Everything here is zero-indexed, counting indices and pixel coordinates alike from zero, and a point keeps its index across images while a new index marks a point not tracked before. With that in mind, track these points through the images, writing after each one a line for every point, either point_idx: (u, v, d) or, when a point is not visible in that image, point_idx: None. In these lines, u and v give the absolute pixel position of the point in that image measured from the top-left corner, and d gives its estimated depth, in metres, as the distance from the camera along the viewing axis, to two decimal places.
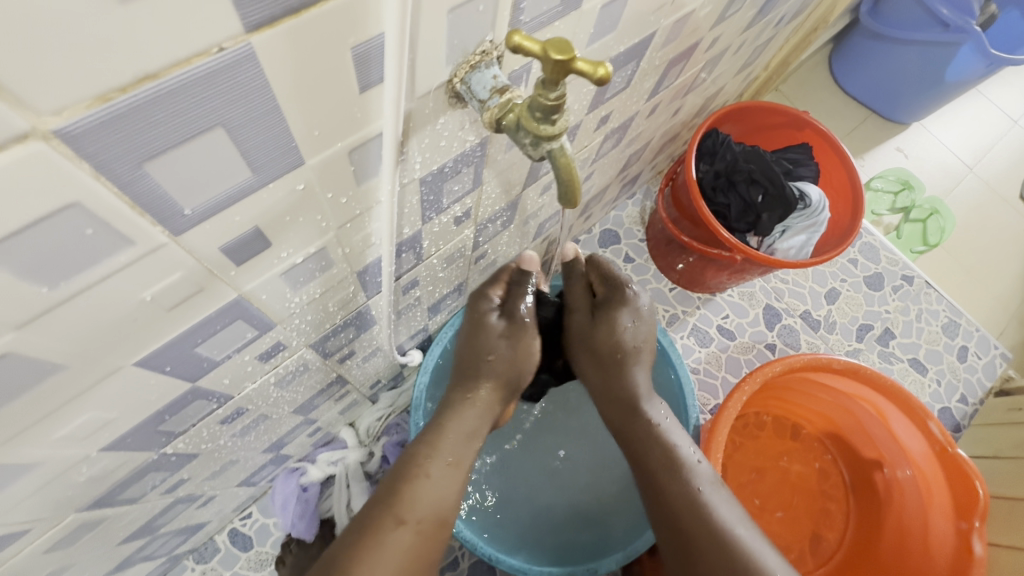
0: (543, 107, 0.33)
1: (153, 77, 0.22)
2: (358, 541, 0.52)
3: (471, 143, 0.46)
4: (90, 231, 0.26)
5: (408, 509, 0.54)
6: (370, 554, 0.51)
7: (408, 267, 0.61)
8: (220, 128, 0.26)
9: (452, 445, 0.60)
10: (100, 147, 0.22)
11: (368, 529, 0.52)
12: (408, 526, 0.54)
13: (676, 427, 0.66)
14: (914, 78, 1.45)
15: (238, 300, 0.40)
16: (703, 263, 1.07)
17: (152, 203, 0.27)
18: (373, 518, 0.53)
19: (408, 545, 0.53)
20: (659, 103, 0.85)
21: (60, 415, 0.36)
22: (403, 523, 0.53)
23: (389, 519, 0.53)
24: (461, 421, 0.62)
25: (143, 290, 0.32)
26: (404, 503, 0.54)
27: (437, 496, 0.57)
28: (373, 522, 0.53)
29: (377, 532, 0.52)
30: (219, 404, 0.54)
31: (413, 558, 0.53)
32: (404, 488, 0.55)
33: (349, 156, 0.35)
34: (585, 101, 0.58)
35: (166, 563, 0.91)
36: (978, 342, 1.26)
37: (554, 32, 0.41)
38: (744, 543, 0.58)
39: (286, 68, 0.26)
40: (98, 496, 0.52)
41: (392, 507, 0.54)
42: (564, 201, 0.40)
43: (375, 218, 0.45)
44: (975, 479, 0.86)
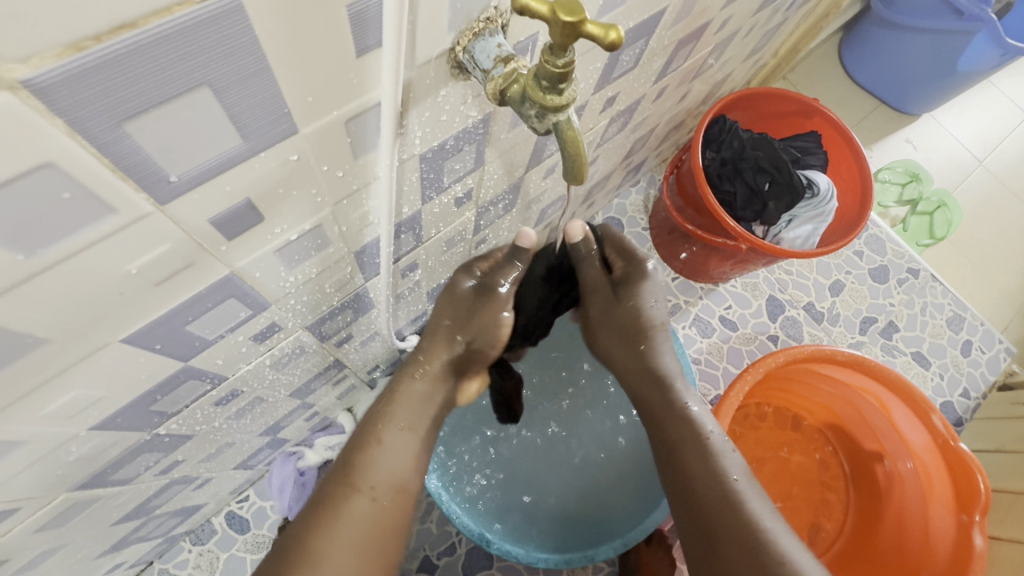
0: (550, 75, 0.31)
1: (131, 26, 0.20)
2: (313, 512, 0.52)
3: (474, 119, 0.45)
4: (67, 195, 0.24)
5: (362, 477, 0.54)
6: (325, 522, 0.51)
7: (407, 250, 0.60)
8: (206, 87, 0.25)
9: (407, 412, 0.60)
10: (76, 103, 0.21)
11: (321, 502, 0.53)
12: (364, 493, 0.54)
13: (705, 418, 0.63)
14: (926, 68, 1.42)
15: (230, 277, 0.39)
16: (707, 252, 1.06)
17: (135, 167, 0.25)
18: (327, 491, 0.53)
19: (366, 511, 0.53)
20: (667, 87, 0.82)
21: (46, 391, 0.35)
22: (357, 490, 0.53)
23: (342, 488, 0.53)
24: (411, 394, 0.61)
25: (129, 261, 0.30)
26: (357, 471, 0.55)
27: (392, 462, 0.56)
28: (328, 494, 0.53)
29: (331, 502, 0.52)
30: (213, 385, 0.53)
31: (375, 526, 0.53)
32: (357, 456, 0.56)
33: (345, 126, 0.33)
34: (591, 80, 0.57)
35: (162, 545, 0.91)
36: (983, 336, 1.25)
37: None
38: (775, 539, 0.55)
39: (278, 26, 0.24)
40: (90, 475, 0.51)
41: (347, 476, 0.54)
42: (570, 178, 0.38)
43: (373, 196, 0.43)
44: (976, 472, 0.85)
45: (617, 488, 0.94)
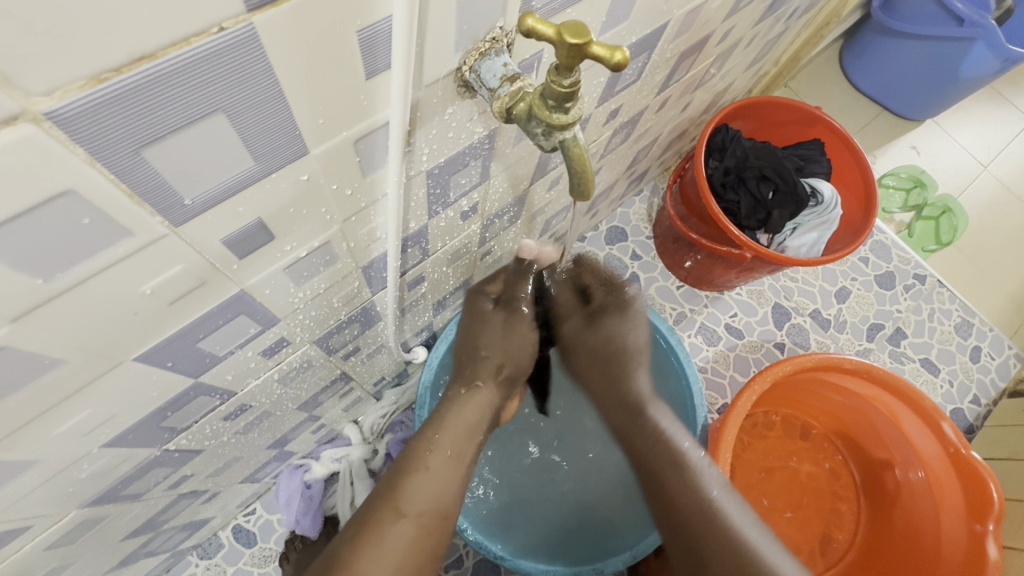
0: (556, 94, 0.32)
1: (151, 57, 0.21)
2: (357, 536, 0.49)
3: (480, 135, 0.45)
4: (86, 221, 0.25)
5: (407, 501, 0.52)
6: (368, 548, 0.48)
7: (414, 263, 0.60)
8: (221, 113, 0.25)
9: (452, 437, 0.59)
10: (97, 133, 0.22)
11: (366, 523, 0.50)
12: (408, 519, 0.51)
13: (682, 432, 0.66)
14: (928, 75, 1.42)
15: (240, 294, 0.39)
16: (711, 260, 1.06)
17: (151, 192, 0.26)
18: (373, 512, 0.51)
19: (409, 538, 0.51)
20: (669, 97, 0.83)
21: (61, 409, 0.36)
22: (402, 517, 0.51)
23: (388, 512, 0.51)
24: (461, 415, 0.61)
25: (143, 282, 0.31)
26: (404, 496, 0.52)
27: (438, 488, 0.55)
28: (372, 516, 0.51)
29: (375, 526, 0.50)
30: (222, 401, 0.53)
31: (414, 554, 0.50)
32: (403, 479, 0.54)
33: (354, 146, 0.34)
34: (595, 93, 0.57)
35: (169, 559, 0.91)
36: (992, 342, 1.24)
37: (566, 19, 0.40)
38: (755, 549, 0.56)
39: (292, 53, 0.25)
40: (100, 492, 0.51)
41: (391, 500, 0.52)
42: (576, 194, 0.39)
43: (381, 212, 0.44)
44: (989, 480, 0.84)
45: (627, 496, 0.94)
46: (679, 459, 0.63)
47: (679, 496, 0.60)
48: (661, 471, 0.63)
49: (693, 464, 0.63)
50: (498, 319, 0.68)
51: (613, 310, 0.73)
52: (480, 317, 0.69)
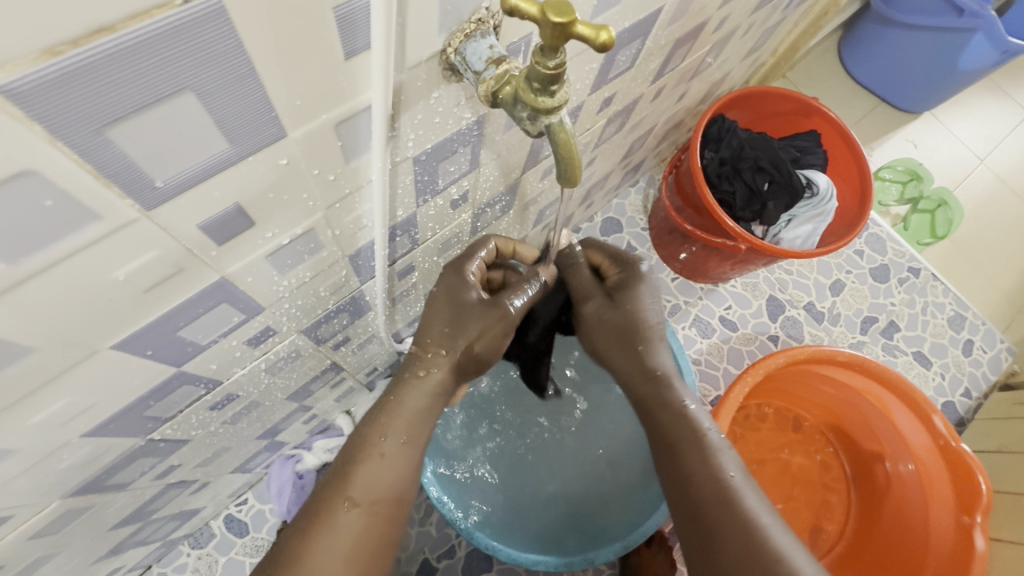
0: (541, 77, 0.31)
1: (110, 30, 0.20)
2: (308, 526, 0.49)
3: (468, 121, 0.44)
4: (50, 203, 0.24)
5: (359, 490, 0.51)
6: (318, 539, 0.48)
7: (403, 252, 0.59)
8: (190, 92, 0.24)
9: (407, 423, 0.56)
10: (57, 110, 0.21)
11: (317, 512, 0.50)
12: (360, 508, 0.51)
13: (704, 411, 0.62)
14: (926, 66, 1.41)
15: (221, 282, 0.38)
16: (706, 252, 1.05)
17: (119, 173, 0.25)
18: (324, 499, 0.51)
19: (360, 527, 0.50)
20: (664, 86, 0.82)
21: (36, 398, 0.35)
22: (353, 505, 0.51)
23: (338, 501, 0.50)
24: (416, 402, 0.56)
25: (116, 268, 0.30)
26: (354, 483, 0.51)
27: (393, 474, 0.53)
28: (324, 505, 0.50)
29: (327, 516, 0.50)
30: (208, 390, 0.52)
31: (368, 541, 0.50)
32: (355, 466, 0.52)
33: (335, 130, 0.33)
34: (587, 80, 0.56)
35: (160, 548, 0.91)
36: (985, 335, 1.24)
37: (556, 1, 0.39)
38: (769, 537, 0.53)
39: (264, 29, 0.24)
40: (84, 482, 0.51)
41: (342, 488, 0.51)
42: (564, 180, 0.38)
43: (367, 199, 0.43)
44: (978, 473, 0.85)
45: (620, 486, 0.94)
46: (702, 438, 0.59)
47: (681, 439, 0.59)
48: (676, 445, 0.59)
49: (714, 446, 0.59)
50: (480, 303, 0.59)
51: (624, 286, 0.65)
52: (456, 297, 0.59)
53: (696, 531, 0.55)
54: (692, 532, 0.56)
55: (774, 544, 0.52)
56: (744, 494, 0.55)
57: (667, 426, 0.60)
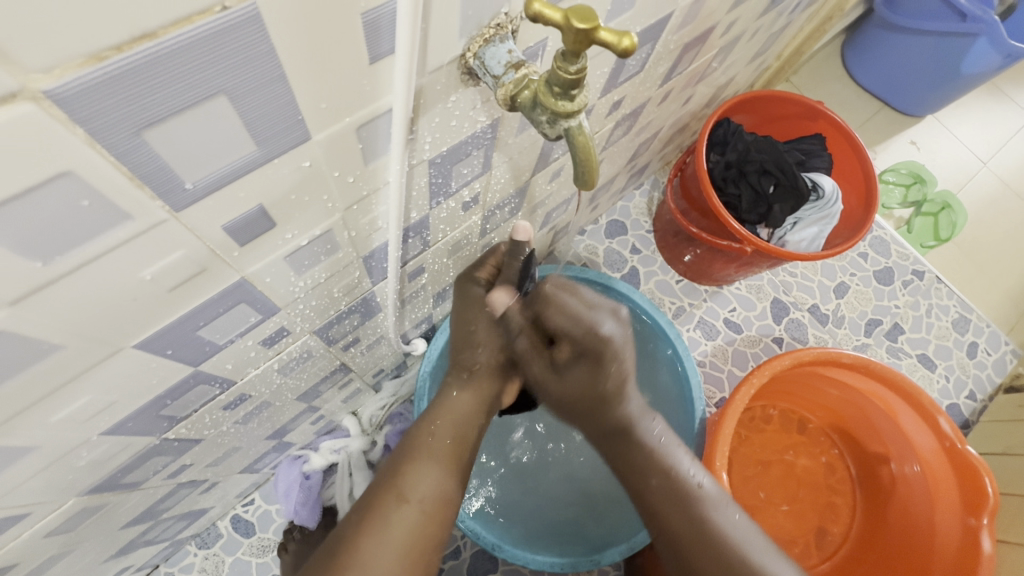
0: (562, 81, 0.32)
1: (152, 36, 0.20)
2: (363, 518, 0.50)
3: (483, 124, 0.45)
4: (85, 203, 0.24)
5: (411, 487, 0.52)
6: (372, 532, 0.48)
7: (414, 253, 0.60)
8: (223, 95, 0.25)
9: (452, 424, 0.58)
10: (97, 113, 0.21)
11: (370, 506, 0.50)
12: (411, 505, 0.51)
13: (674, 445, 0.63)
14: (930, 69, 1.42)
15: (241, 283, 0.39)
16: (711, 255, 1.06)
17: (152, 175, 0.26)
18: (377, 495, 0.51)
19: (413, 523, 0.51)
20: (672, 90, 0.82)
21: (60, 396, 0.36)
22: (406, 502, 0.51)
23: (391, 497, 0.51)
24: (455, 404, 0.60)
25: (143, 268, 0.30)
26: (407, 482, 0.52)
27: (442, 475, 0.54)
28: (377, 499, 0.51)
29: (378, 512, 0.50)
30: (222, 390, 0.53)
31: (420, 539, 0.50)
32: (408, 465, 0.54)
33: (356, 132, 0.34)
34: (598, 83, 0.57)
35: (168, 548, 0.91)
36: (989, 338, 1.25)
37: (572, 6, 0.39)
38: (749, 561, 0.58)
39: (296, 33, 0.25)
40: (99, 480, 0.51)
41: (394, 484, 0.52)
42: (580, 183, 0.38)
43: (383, 201, 0.43)
44: (984, 476, 0.85)
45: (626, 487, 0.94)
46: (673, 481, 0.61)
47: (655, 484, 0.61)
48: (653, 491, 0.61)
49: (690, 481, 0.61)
50: (492, 308, 0.64)
51: (588, 359, 0.60)
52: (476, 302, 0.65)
53: (682, 557, 0.61)
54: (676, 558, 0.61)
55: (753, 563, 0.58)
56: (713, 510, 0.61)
57: (640, 470, 0.62)
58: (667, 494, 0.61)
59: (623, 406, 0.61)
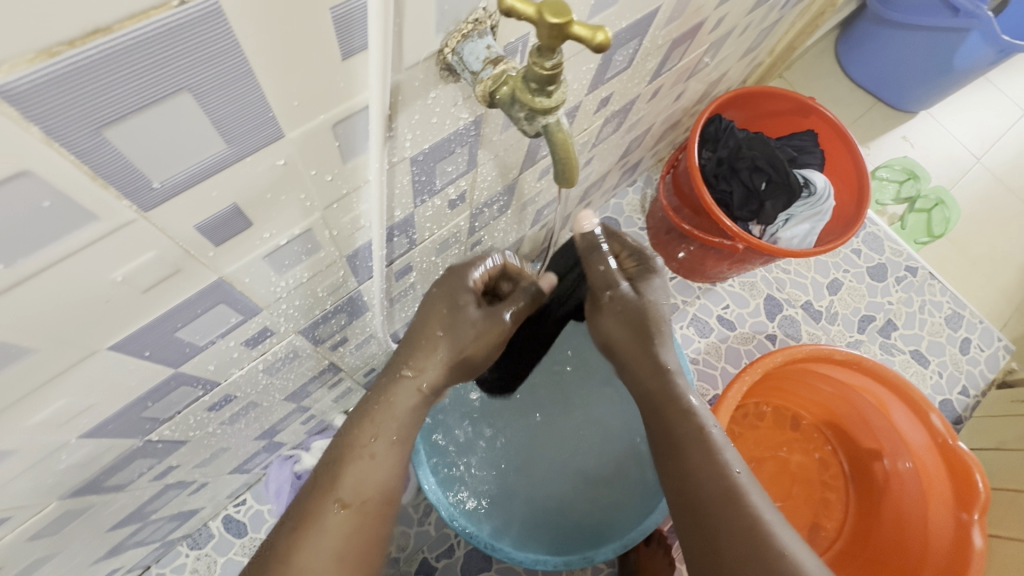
0: (539, 77, 0.31)
1: (105, 31, 0.20)
2: (296, 528, 0.50)
3: (465, 121, 0.44)
4: (47, 204, 0.24)
5: (347, 490, 0.51)
6: (303, 541, 0.49)
7: (401, 252, 0.60)
8: (187, 92, 0.24)
9: (400, 420, 0.56)
10: (53, 111, 0.21)
11: (304, 516, 0.50)
12: (349, 509, 0.51)
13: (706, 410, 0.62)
14: (922, 65, 1.42)
15: (219, 283, 0.38)
16: (704, 251, 1.05)
17: (116, 174, 0.25)
18: (312, 503, 0.51)
19: (349, 528, 0.50)
20: (662, 86, 0.82)
21: (35, 399, 0.35)
22: (341, 506, 0.51)
23: (327, 502, 0.50)
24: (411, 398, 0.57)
25: (113, 269, 0.30)
26: (342, 485, 0.51)
27: (383, 475, 0.53)
28: (311, 508, 0.50)
29: (313, 519, 0.50)
30: (206, 391, 0.52)
31: (357, 541, 0.50)
32: (342, 468, 0.52)
33: (333, 130, 0.33)
34: (585, 80, 0.56)
35: (159, 549, 0.91)
36: (982, 334, 1.25)
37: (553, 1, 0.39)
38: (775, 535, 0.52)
39: (262, 28, 0.24)
40: (82, 483, 0.51)
41: (330, 489, 0.51)
42: (561, 180, 0.38)
43: (364, 199, 0.43)
44: (975, 470, 0.85)
45: (618, 485, 0.94)
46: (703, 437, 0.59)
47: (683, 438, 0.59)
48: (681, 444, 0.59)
49: (717, 443, 0.58)
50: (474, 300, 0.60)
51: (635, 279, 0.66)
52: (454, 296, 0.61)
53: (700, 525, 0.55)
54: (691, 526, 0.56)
55: (778, 541, 0.52)
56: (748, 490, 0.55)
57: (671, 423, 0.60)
58: (702, 460, 0.57)
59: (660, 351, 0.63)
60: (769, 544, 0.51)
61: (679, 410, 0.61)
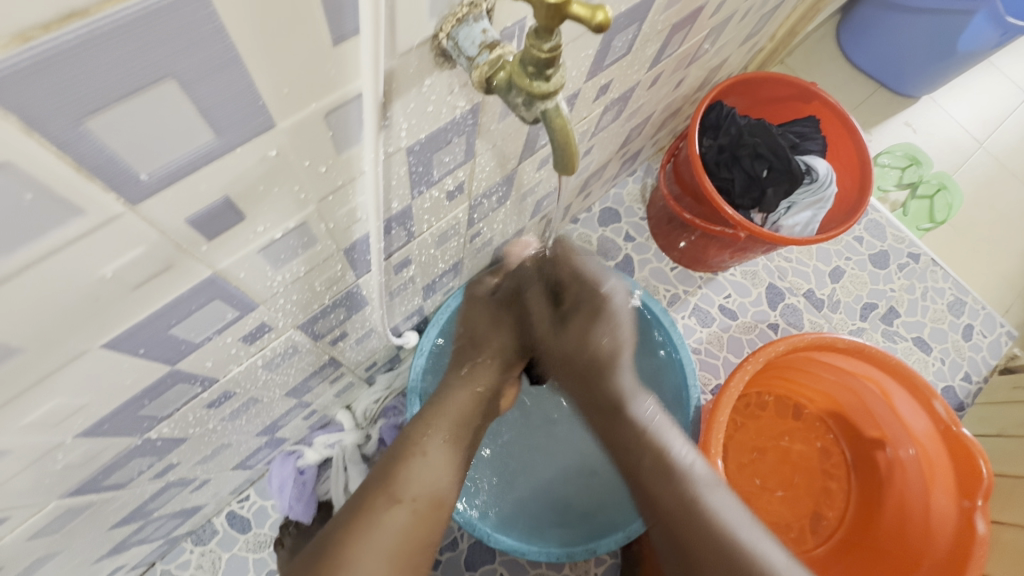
0: (535, 61, 0.30)
1: (83, 15, 0.19)
2: (352, 520, 0.53)
3: (462, 109, 0.43)
4: (29, 198, 0.23)
5: (403, 489, 0.56)
6: (361, 531, 0.52)
7: (399, 245, 0.59)
8: (172, 80, 0.23)
9: (449, 423, 0.62)
10: (34, 101, 0.20)
11: (361, 508, 0.54)
12: (403, 504, 0.55)
13: (667, 426, 0.65)
14: (925, 48, 1.40)
15: (213, 278, 0.37)
16: (705, 240, 1.05)
17: (100, 166, 0.24)
18: (369, 497, 0.55)
19: (404, 523, 0.55)
20: (662, 73, 0.81)
21: (27, 398, 0.34)
22: (397, 502, 0.55)
23: (383, 498, 0.55)
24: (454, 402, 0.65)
25: (103, 265, 0.29)
26: (398, 483, 0.56)
27: (434, 474, 0.58)
28: (367, 502, 0.55)
29: (368, 513, 0.53)
30: (204, 388, 0.52)
31: (409, 539, 0.54)
32: (399, 468, 0.57)
33: (326, 119, 0.32)
34: (583, 67, 0.55)
35: (163, 546, 0.91)
36: (984, 320, 1.24)
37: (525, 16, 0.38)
38: (742, 544, 0.58)
39: (248, 13, 0.23)
40: (80, 482, 0.50)
41: (388, 486, 0.56)
42: (560, 169, 0.37)
43: (360, 191, 0.42)
44: (979, 458, 0.85)
45: (620, 477, 0.94)
46: (664, 461, 0.63)
47: (646, 467, 0.63)
48: (646, 476, 0.63)
49: (681, 468, 0.63)
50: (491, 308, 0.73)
51: (587, 313, 0.67)
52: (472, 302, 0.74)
53: (674, 539, 0.61)
54: (668, 539, 0.62)
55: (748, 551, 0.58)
56: (715, 509, 0.60)
57: (633, 454, 0.64)
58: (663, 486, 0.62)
59: (617, 375, 0.66)
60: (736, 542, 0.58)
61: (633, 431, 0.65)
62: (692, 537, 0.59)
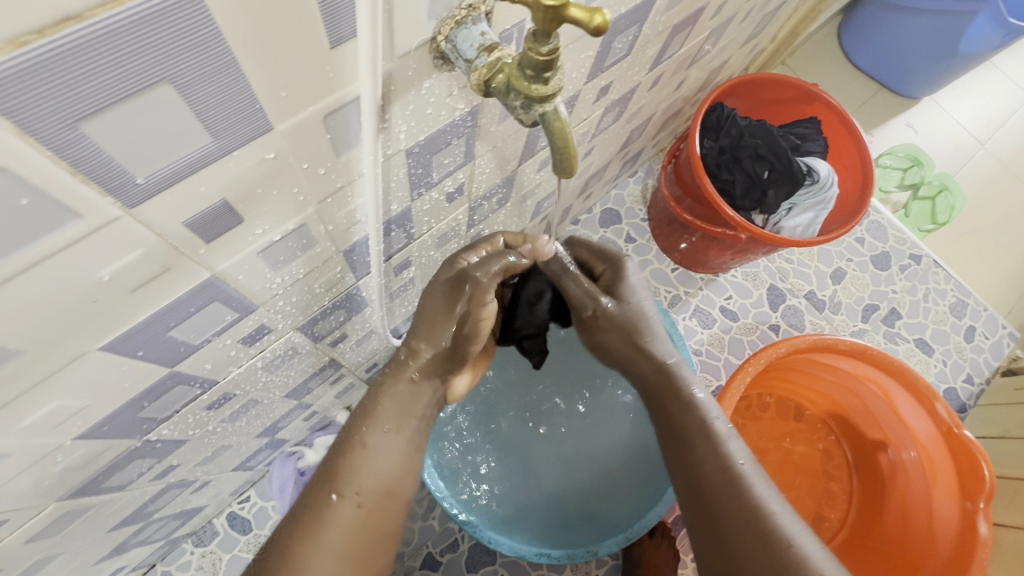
0: (534, 63, 0.30)
1: (77, 18, 0.19)
2: (296, 522, 0.50)
3: (461, 112, 0.43)
4: (26, 202, 0.23)
5: (347, 483, 0.52)
6: (308, 534, 0.49)
7: (399, 247, 0.59)
8: (168, 83, 0.23)
9: (393, 413, 0.56)
10: (29, 104, 0.20)
11: (306, 508, 0.51)
12: (348, 499, 0.51)
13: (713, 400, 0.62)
14: (926, 49, 1.40)
15: (212, 280, 0.37)
16: (706, 242, 1.04)
17: (96, 169, 0.24)
18: (312, 494, 0.52)
19: (352, 519, 0.51)
20: (663, 74, 0.80)
21: (26, 400, 0.34)
22: (341, 497, 0.51)
23: (325, 493, 0.51)
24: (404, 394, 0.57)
25: (100, 268, 0.29)
26: (341, 476, 0.52)
27: (381, 466, 0.54)
28: (311, 500, 0.51)
29: (313, 511, 0.50)
30: (204, 390, 0.52)
31: (360, 535, 0.51)
32: (341, 461, 0.53)
33: (323, 122, 0.32)
34: (583, 68, 0.55)
35: (164, 547, 0.91)
36: (987, 321, 1.23)
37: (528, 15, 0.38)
38: (779, 525, 0.53)
39: (245, 16, 0.23)
40: (80, 484, 0.50)
41: (330, 481, 0.52)
42: (560, 171, 0.37)
43: (360, 193, 0.42)
44: (981, 460, 0.84)
45: (621, 478, 0.94)
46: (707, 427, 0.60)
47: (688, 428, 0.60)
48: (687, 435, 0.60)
49: (721, 435, 0.59)
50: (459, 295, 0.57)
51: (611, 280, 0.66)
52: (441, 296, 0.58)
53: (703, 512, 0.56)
54: (698, 512, 0.57)
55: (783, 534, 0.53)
56: (753, 481, 0.56)
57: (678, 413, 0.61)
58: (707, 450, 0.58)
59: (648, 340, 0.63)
60: (774, 532, 0.53)
61: (685, 403, 0.61)
62: (726, 509, 0.55)
